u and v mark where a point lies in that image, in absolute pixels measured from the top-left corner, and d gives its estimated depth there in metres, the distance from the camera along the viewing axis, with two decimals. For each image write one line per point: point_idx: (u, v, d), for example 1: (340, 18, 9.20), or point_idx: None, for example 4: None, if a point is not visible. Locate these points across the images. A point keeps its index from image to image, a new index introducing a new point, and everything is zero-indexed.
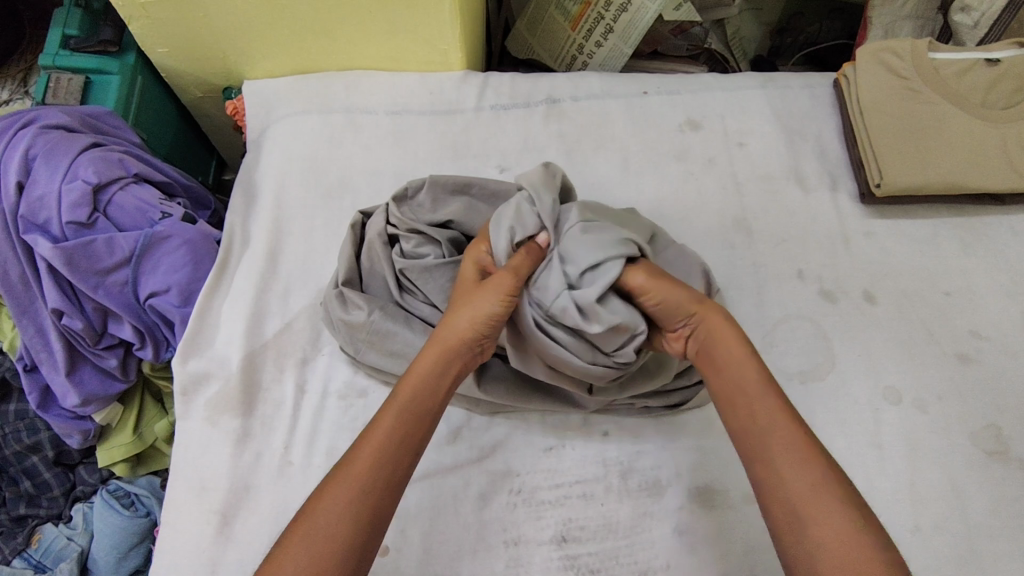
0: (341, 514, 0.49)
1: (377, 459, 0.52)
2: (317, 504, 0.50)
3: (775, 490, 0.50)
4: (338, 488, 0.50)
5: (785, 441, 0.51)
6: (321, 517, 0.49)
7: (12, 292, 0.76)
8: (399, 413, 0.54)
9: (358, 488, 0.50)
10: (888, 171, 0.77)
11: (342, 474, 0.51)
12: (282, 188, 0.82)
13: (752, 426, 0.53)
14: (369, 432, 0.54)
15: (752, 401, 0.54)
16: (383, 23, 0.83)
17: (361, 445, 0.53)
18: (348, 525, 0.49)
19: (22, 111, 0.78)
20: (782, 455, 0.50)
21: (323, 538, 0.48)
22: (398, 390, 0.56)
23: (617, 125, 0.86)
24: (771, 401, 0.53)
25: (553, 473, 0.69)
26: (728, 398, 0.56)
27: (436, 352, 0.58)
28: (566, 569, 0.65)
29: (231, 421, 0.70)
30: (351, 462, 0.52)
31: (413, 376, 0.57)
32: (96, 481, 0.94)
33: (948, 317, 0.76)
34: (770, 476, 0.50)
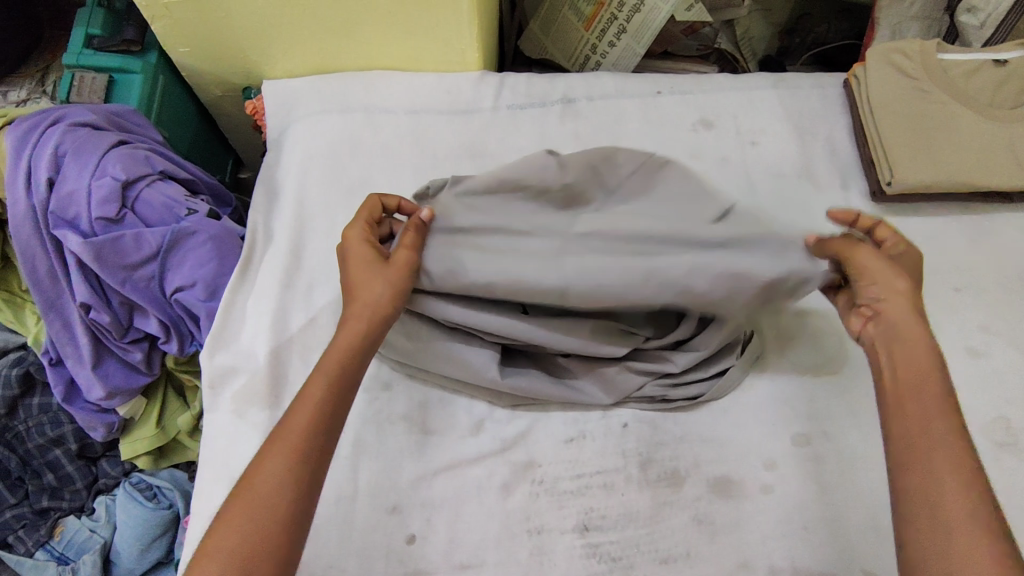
0: (283, 472, 0.52)
1: (310, 424, 0.55)
2: (253, 479, 0.52)
3: (927, 491, 0.50)
4: (278, 456, 0.53)
5: (948, 449, 0.52)
6: (256, 488, 0.51)
7: (41, 286, 0.78)
8: (323, 385, 0.57)
9: (290, 453, 0.53)
10: (900, 169, 0.79)
11: (273, 448, 0.53)
12: (304, 186, 0.84)
13: (918, 415, 0.54)
14: (298, 403, 0.56)
15: (921, 401, 0.55)
16: (402, 23, 0.85)
17: (294, 415, 0.55)
18: (288, 486, 0.52)
19: (50, 109, 0.80)
20: (935, 460, 0.51)
21: (261, 505, 0.50)
22: (319, 367, 0.58)
23: (632, 124, 0.87)
24: (942, 406, 0.54)
25: (574, 463, 0.71)
26: (896, 383, 0.56)
27: (357, 323, 0.60)
28: (588, 557, 0.67)
29: (260, 413, 0.72)
30: (282, 430, 0.54)
31: (332, 351, 0.59)
32: (119, 474, 0.96)
33: (958, 312, 0.78)
34: (921, 465, 0.51)
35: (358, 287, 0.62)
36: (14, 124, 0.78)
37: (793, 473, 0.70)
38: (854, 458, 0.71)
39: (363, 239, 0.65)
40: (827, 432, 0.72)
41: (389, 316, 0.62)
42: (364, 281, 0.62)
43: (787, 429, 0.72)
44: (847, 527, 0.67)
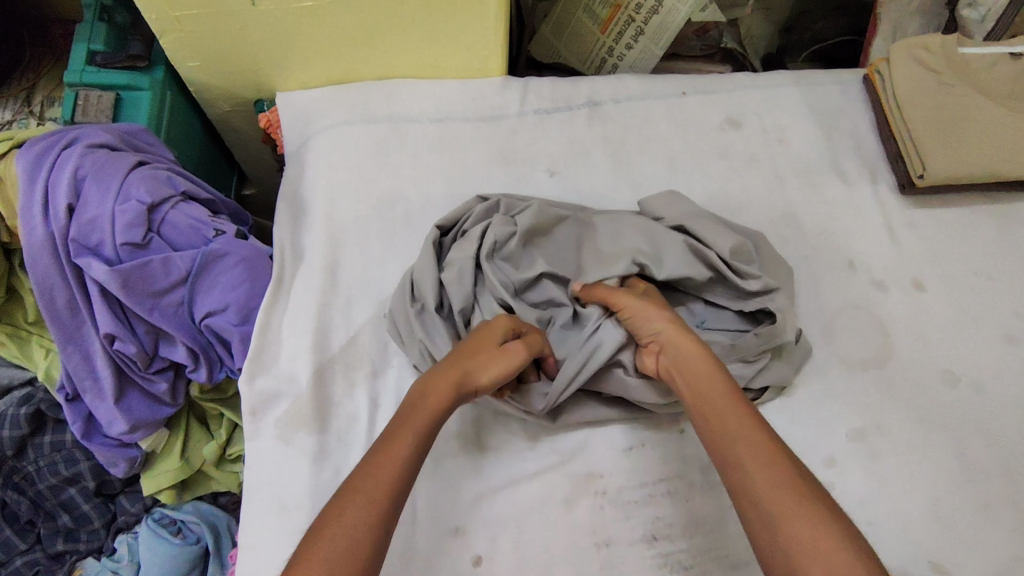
0: (365, 526, 0.49)
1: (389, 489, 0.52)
2: (338, 512, 0.50)
3: (747, 487, 0.51)
4: (352, 510, 0.50)
5: (753, 443, 0.53)
6: (345, 520, 0.49)
7: (59, 319, 0.73)
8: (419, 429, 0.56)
9: (365, 513, 0.50)
10: (931, 161, 0.80)
11: (363, 478, 0.52)
12: (333, 202, 0.81)
13: (719, 433, 0.55)
14: (381, 458, 0.53)
15: (718, 411, 0.56)
16: (426, 31, 0.82)
17: (376, 469, 0.53)
18: (371, 525, 0.50)
19: (61, 131, 0.76)
20: (744, 443, 0.53)
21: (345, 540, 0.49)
22: (414, 411, 0.57)
23: (660, 126, 0.87)
24: (741, 424, 0.55)
25: (636, 472, 0.69)
26: (700, 413, 0.58)
27: (449, 386, 0.59)
28: (660, 567, 0.65)
29: (307, 439, 0.69)
30: (357, 485, 0.51)
31: (431, 398, 0.58)
32: (139, 510, 0.91)
33: (992, 301, 0.79)
34: (738, 472, 0.52)
35: (468, 360, 0.61)
36: (24, 147, 0.74)
37: (854, 470, 0.69)
38: (910, 451, 0.71)
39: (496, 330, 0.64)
40: (882, 426, 0.72)
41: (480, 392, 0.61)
42: (479, 358, 0.61)
43: (844, 425, 0.72)
44: (909, 521, 0.67)
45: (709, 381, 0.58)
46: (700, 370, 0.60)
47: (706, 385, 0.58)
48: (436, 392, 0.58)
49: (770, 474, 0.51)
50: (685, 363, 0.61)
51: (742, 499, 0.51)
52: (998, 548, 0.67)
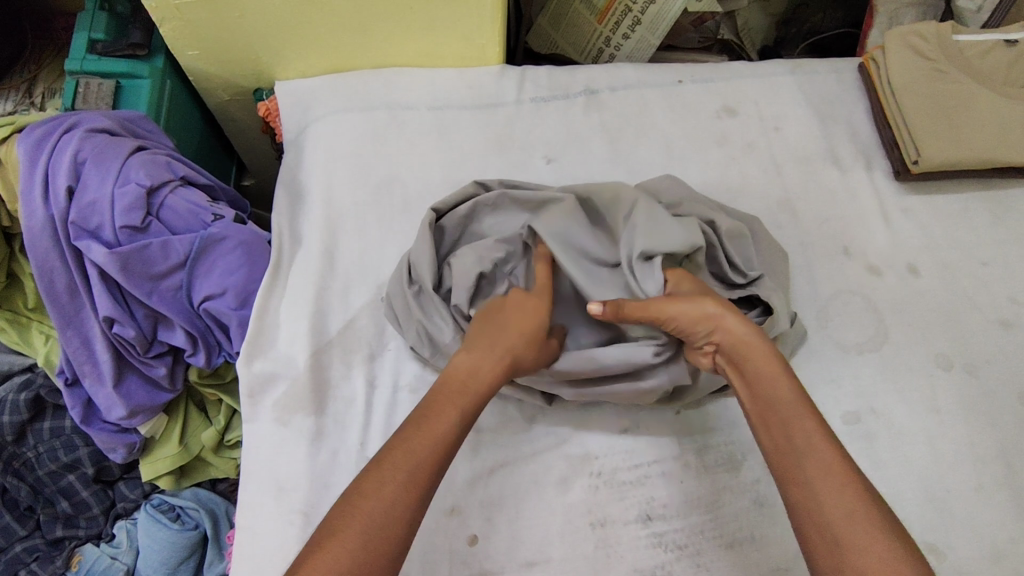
0: (401, 502, 0.49)
1: (434, 460, 0.52)
2: (367, 488, 0.49)
3: (812, 509, 0.49)
4: (397, 476, 0.50)
5: (823, 463, 0.50)
6: (380, 492, 0.49)
7: (59, 302, 0.74)
8: (462, 407, 0.56)
9: (409, 481, 0.50)
10: (925, 148, 0.80)
11: (405, 445, 0.52)
12: (331, 187, 0.82)
13: (786, 444, 0.53)
14: (424, 426, 0.54)
15: (789, 425, 0.54)
16: (423, 19, 0.83)
17: (417, 437, 0.53)
18: (408, 501, 0.49)
19: (62, 116, 0.77)
20: (812, 455, 0.51)
21: (378, 517, 0.48)
22: (459, 388, 0.57)
23: (657, 114, 0.88)
24: (812, 435, 0.52)
25: (631, 453, 0.69)
26: (763, 418, 0.56)
27: (496, 365, 0.60)
28: (654, 547, 0.66)
29: (305, 420, 0.70)
30: (400, 450, 0.51)
31: (472, 376, 0.58)
32: (139, 496, 0.92)
33: (987, 286, 0.80)
34: (802, 491, 0.50)
35: (505, 330, 0.62)
36: (25, 132, 0.75)
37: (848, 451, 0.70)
38: (904, 433, 0.71)
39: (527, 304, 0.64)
40: (876, 409, 0.72)
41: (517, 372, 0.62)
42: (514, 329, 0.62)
43: (838, 408, 0.72)
44: (903, 502, 0.68)
45: (780, 393, 0.56)
46: (772, 381, 0.57)
47: (781, 400, 0.55)
48: (475, 366, 0.59)
49: (841, 496, 0.49)
50: (755, 374, 0.58)
51: (804, 516, 0.49)
52: (991, 529, 0.67)
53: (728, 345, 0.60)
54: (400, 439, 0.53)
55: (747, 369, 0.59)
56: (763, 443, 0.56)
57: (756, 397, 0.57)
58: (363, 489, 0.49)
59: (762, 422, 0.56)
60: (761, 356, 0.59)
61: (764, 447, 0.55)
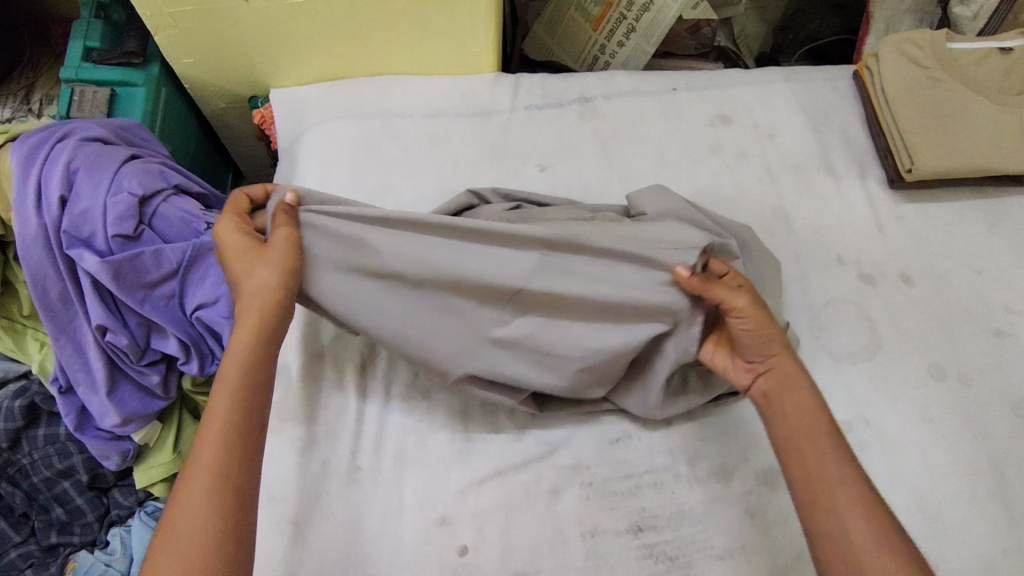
0: (199, 504, 0.49)
1: (221, 450, 0.51)
2: (173, 513, 0.49)
3: (835, 535, 0.52)
4: (191, 484, 0.50)
5: (853, 493, 0.53)
6: (183, 504, 0.49)
7: (52, 310, 0.74)
8: (231, 387, 0.54)
9: (203, 479, 0.50)
10: (919, 156, 0.80)
11: (191, 461, 0.51)
12: (326, 195, 0.82)
13: (815, 472, 0.55)
14: (206, 429, 0.53)
15: (817, 456, 0.56)
16: (417, 26, 0.83)
17: (203, 439, 0.52)
18: (208, 504, 0.49)
19: (55, 125, 0.77)
20: (840, 482, 0.54)
21: (186, 526, 0.48)
22: (220, 371, 0.55)
23: (651, 122, 0.88)
24: (842, 464, 0.55)
25: (623, 464, 0.69)
26: (789, 443, 0.57)
27: (248, 327, 0.57)
28: (646, 558, 0.65)
29: (296, 429, 0.69)
30: (192, 467, 0.51)
31: (226, 357, 0.56)
32: (132, 504, 0.92)
33: (982, 295, 0.79)
34: (827, 517, 0.53)
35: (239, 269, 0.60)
36: (19, 140, 0.75)
37: None
38: (897, 443, 0.71)
39: (235, 229, 0.62)
40: (869, 419, 0.72)
41: (275, 305, 0.58)
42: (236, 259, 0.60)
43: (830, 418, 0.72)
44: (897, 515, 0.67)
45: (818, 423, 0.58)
46: (802, 413, 0.59)
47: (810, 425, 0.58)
48: (229, 348, 0.56)
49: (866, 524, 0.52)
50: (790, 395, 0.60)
51: (827, 539, 0.52)
52: (983, 542, 0.67)
53: (781, 370, 0.62)
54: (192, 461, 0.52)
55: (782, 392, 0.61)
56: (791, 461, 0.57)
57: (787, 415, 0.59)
58: (172, 507, 0.50)
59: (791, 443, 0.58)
60: (797, 383, 0.61)
61: (788, 472, 0.57)
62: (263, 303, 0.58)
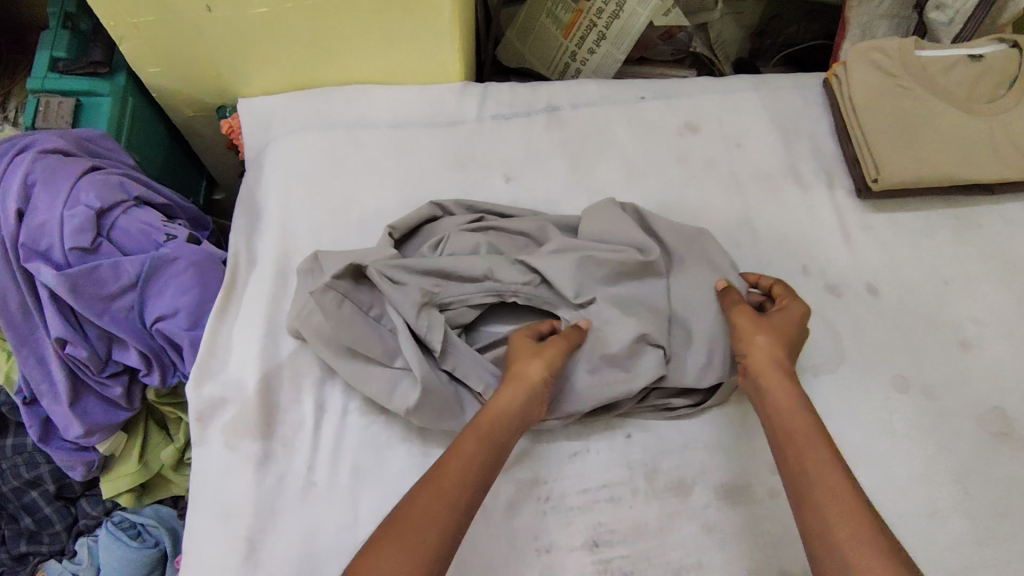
0: (434, 531, 0.51)
1: (466, 491, 0.54)
2: (402, 521, 0.51)
3: (823, 523, 0.52)
4: (433, 506, 0.52)
5: (839, 488, 0.53)
6: (419, 518, 0.51)
7: (12, 323, 0.74)
8: (483, 439, 0.58)
9: (441, 511, 0.52)
10: (885, 166, 0.80)
11: (434, 486, 0.54)
12: (288, 206, 0.81)
13: (798, 468, 0.56)
14: (454, 458, 0.56)
15: (802, 449, 0.57)
16: (382, 35, 0.82)
17: (449, 469, 0.55)
18: (436, 535, 0.51)
19: (16, 137, 0.77)
20: (822, 472, 0.54)
21: (415, 543, 0.50)
22: (481, 419, 0.59)
23: (619, 131, 0.87)
24: (820, 451, 0.56)
25: (580, 478, 0.69)
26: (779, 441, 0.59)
27: (517, 397, 0.61)
28: (600, 573, 0.65)
29: (251, 444, 0.69)
30: (438, 488, 0.54)
31: (494, 408, 0.60)
32: (100, 514, 0.91)
33: (949, 306, 0.79)
34: (813, 514, 0.53)
35: (518, 371, 0.63)
36: None
37: None
38: (858, 456, 0.70)
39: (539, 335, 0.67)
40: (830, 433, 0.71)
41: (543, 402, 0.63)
42: (532, 361, 0.63)
43: None
44: None
45: (799, 418, 0.59)
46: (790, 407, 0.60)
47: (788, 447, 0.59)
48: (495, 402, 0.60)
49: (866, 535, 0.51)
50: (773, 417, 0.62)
51: (819, 527, 0.52)
52: (945, 556, 0.66)
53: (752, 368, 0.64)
54: (407, 508, 0.52)
55: (769, 402, 0.62)
56: (796, 486, 0.55)
57: (796, 435, 0.58)
58: (404, 515, 0.52)
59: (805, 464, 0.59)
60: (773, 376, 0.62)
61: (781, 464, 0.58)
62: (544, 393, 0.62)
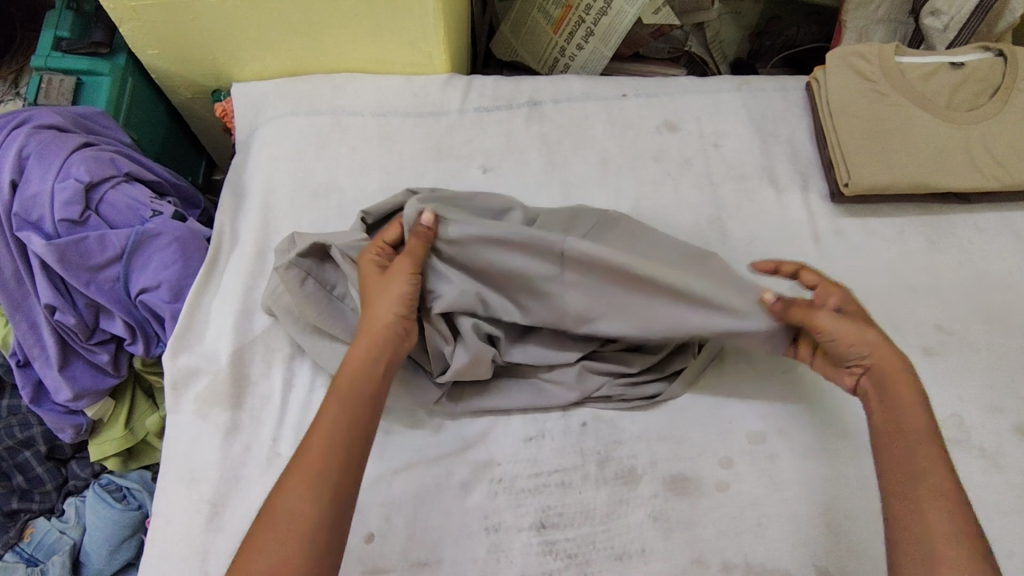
0: (300, 503, 0.53)
1: (328, 451, 0.56)
2: (274, 506, 0.54)
3: (920, 521, 0.54)
4: (297, 481, 0.54)
5: (940, 491, 0.55)
6: (286, 498, 0.54)
7: (6, 289, 0.78)
8: (338, 398, 0.59)
9: (307, 479, 0.54)
10: (857, 170, 0.80)
11: (297, 462, 0.56)
12: (271, 188, 0.84)
13: (904, 464, 0.58)
14: (313, 431, 0.58)
15: (910, 448, 0.58)
16: (369, 24, 0.84)
17: (310, 440, 0.57)
18: (305, 506, 0.53)
19: (16, 112, 0.81)
20: (930, 473, 0.56)
21: (286, 521, 0.53)
22: (337, 381, 0.61)
23: (598, 127, 0.89)
24: (932, 451, 0.57)
25: (533, 462, 0.71)
26: (885, 435, 0.60)
27: (369, 341, 0.62)
28: (545, 554, 0.67)
29: (221, 414, 0.72)
30: (299, 462, 0.56)
31: (346, 366, 0.61)
32: (88, 476, 0.96)
33: (915, 312, 0.79)
34: (908, 510, 0.55)
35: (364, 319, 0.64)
36: None
37: (748, 470, 0.71)
38: (808, 455, 0.71)
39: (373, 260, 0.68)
40: (782, 431, 0.73)
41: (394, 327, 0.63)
42: (370, 298, 0.65)
43: (744, 428, 0.73)
44: (800, 525, 0.68)
45: (914, 412, 0.60)
46: (909, 402, 0.60)
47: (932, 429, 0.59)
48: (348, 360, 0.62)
49: (957, 525, 0.53)
50: (892, 396, 0.61)
51: (908, 524, 0.55)
52: None
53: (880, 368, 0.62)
54: (276, 493, 0.55)
55: (883, 394, 0.61)
56: (895, 480, 0.57)
57: (903, 428, 0.59)
58: (275, 500, 0.54)
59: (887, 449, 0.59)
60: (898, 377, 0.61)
61: (880, 456, 0.60)
62: (388, 326, 0.63)
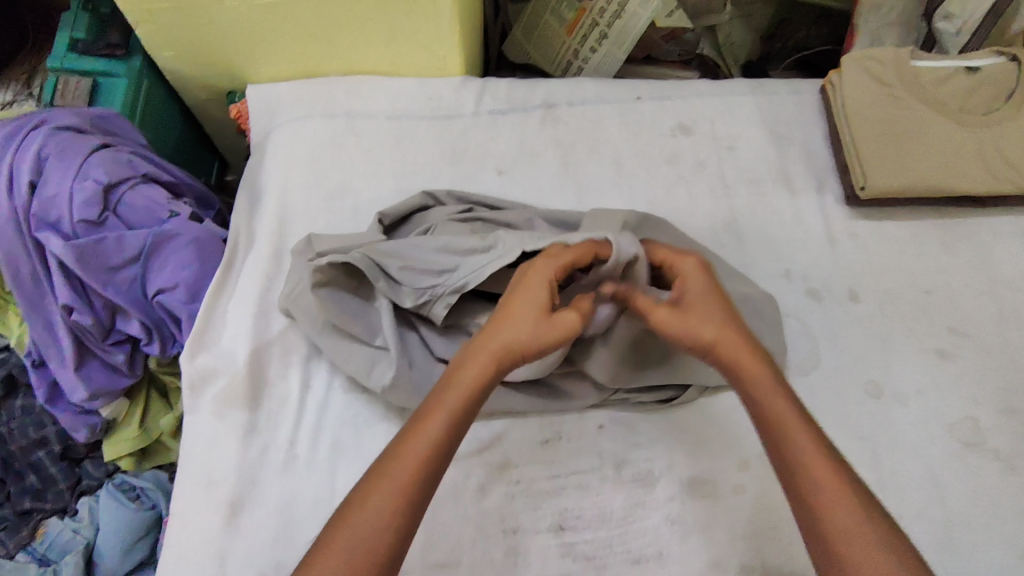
0: (382, 521, 0.51)
1: (420, 476, 0.53)
2: (354, 511, 0.51)
3: (825, 519, 0.51)
4: (383, 497, 0.52)
5: (842, 484, 0.52)
6: (369, 510, 0.51)
7: (23, 288, 0.77)
8: (445, 415, 0.55)
9: (393, 501, 0.52)
10: (871, 174, 0.80)
11: (389, 472, 0.53)
12: (287, 190, 0.85)
13: (790, 455, 0.55)
14: (410, 440, 0.54)
15: (797, 438, 0.55)
16: (385, 27, 0.85)
17: (405, 451, 0.54)
18: (386, 529, 0.51)
19: (33, 113, 0.81)
20: (815, 464, 0.53)
21: (365, 535, 0.50)
22: (444, 394, 0.57)
23: (612, 130, 0.89)
24: (810, 442, 0.55)
25: (550, 465, 0.71)
26: (767, 428, 0.57)
27: (485, 360, 0.58)
28: (563, 556, 0.68)
29: (239, 415, 0.72)
30: (389, 474, 0.53)
31: (458, 380, 0.57)
32: (102, 475, 0.97)
33: (929, 315, 0.79)
34: (809, 508, 0.52)
35: (489, 334, 0.60)
36: None
37: (765, 474, 0.71)
38: None
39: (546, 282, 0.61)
40: None
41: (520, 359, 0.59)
42: (504, 318, 0.60)
43: None
44: None
45: (775, 403, 0.57)
46: (773, 390, 0.58)
47: (800, 413, 0.56)
48: (461, 373, 0.58)
49: (857, 521, 0.51)
50: (752, 384, 0.58)
51: (813, 521, 0.52)
52: None
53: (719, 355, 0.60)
54: (360, 498, 0.52)
55: (753, 383, 0.58)
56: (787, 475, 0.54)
57: (777, 418, 0.56)
58: (357, 503, 0.52)
59: (768, 439, 0.56)
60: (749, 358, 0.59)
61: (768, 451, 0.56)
62: (520, 353, 0.59)
